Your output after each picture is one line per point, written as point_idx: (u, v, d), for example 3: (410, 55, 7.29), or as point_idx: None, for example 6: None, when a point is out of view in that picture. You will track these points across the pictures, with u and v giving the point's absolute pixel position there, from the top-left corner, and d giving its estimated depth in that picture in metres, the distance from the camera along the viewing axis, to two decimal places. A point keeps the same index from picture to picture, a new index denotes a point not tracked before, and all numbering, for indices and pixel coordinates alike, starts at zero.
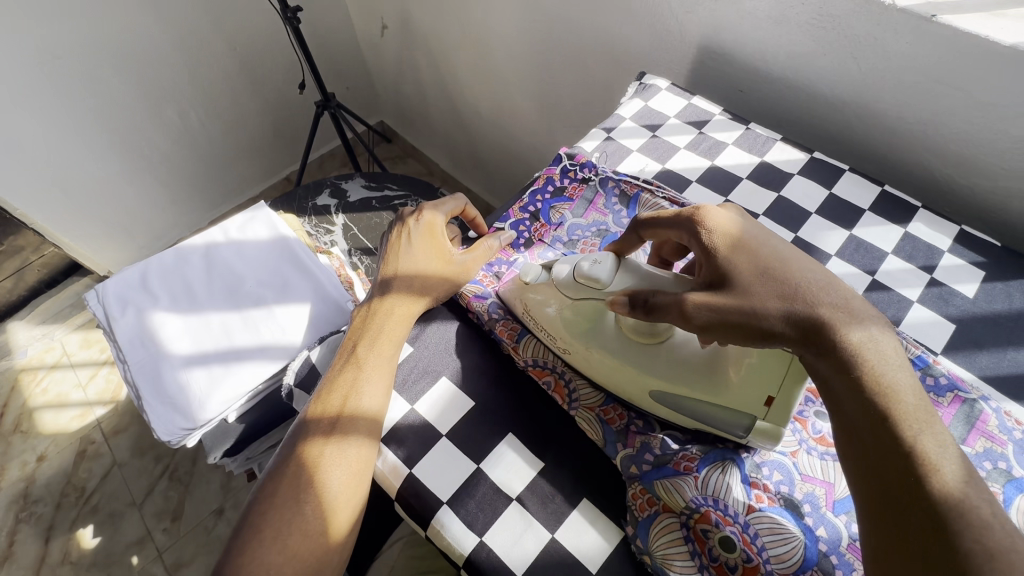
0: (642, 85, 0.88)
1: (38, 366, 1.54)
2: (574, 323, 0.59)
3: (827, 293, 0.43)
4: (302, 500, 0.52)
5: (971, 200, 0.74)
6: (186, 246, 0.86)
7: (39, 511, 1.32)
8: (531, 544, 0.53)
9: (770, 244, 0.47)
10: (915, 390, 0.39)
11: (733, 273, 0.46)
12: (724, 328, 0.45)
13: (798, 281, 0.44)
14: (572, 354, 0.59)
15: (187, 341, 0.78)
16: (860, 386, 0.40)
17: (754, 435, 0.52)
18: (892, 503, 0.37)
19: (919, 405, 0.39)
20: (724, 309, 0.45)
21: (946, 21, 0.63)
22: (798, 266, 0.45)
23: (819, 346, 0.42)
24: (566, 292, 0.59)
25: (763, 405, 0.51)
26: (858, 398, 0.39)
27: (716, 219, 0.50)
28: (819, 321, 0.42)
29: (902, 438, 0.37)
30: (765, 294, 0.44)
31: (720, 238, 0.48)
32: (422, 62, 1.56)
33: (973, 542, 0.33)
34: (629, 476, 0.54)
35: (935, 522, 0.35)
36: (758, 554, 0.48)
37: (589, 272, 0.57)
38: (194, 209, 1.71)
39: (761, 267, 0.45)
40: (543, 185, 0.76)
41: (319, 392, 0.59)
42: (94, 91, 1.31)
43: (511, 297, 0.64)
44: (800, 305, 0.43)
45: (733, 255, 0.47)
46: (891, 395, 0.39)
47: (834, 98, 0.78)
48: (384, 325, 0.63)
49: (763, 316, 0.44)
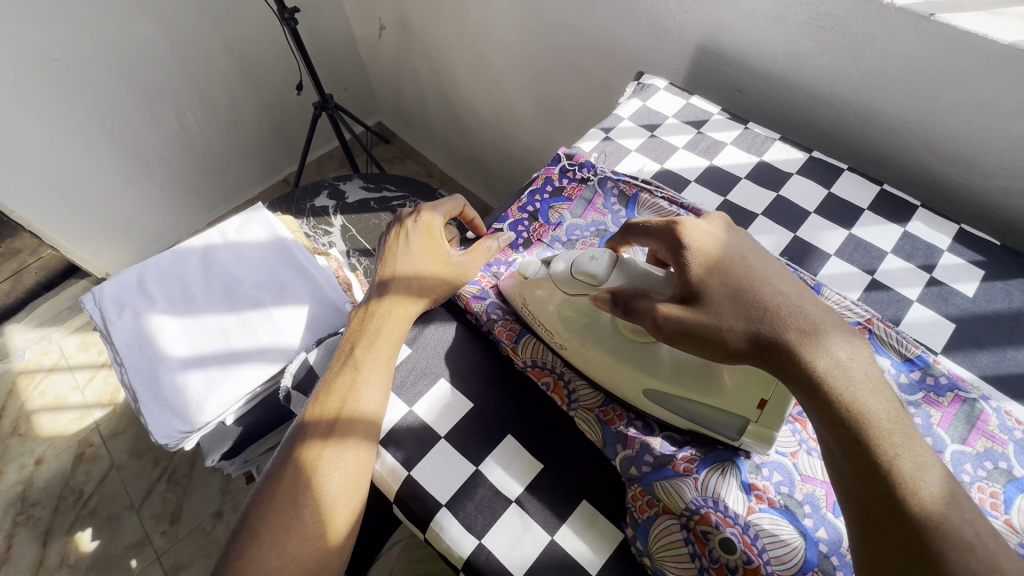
0: (640, 85, 0.87)
1: (36, 369, 1.53)
2: (571, 320, 0.59)
3: (796, 316, 0.43)
4: (300, 504, 0.52)
5: (969, 199, 0.74)
6: (183, 248, 0.86)
7: (37, 515, 1.32)
8: (530, 547, 0.53)
9: (744, 264, 0.46)
10: (889, 413, 0.39)
11: (705, 291, 0.45)
12: (690, 342, 0.46)
13: (768, 303, 0.44)
14: (569, 350, 0.59)
15: (184, 343, 0.78)
16: (833, 413, 0.40)
17: (747, 437, 0.51)
18: (874, 530, 0.37)
19: (894, 427, 0.39)
20: (691, 324, 0.45)
21: (945, 20, 0.63)
22: (770, 287, 0.44)
23: (781, 368, 0.42)
24: (565, 287, 0.58)
25: (756, 408, 0.51)
26: (832, 426, 0.40)
27: (694, 234, 0.48)
28: (783, 344, 0.42)
29: (879, 464, 0.37)
30: (731, 315, 0.44)
31: (696, 255, 0.47)
32: (420, 63, 1.56)
33: (958, 565, 0.34)
34: (628, 478, 0.53)
35: (917, 547, 0.35)
36: (758, 555, 0.48)
37: (586, 267, 0.55)
38: (192, 210, 1.71)
39: (731, 287, 0.45)
40: (541, 185, 0.76)
41: (318, 395, 0.58)
42: (91, 94, 1.31)
43: (511, 292, 0.64)
44: (767, 326, 0.43)
45: (707, 273, 0.46)
46: (866, 420, 0.39)
47: (832, 98, 0.78)
48: (382, 326, 0.62)
49: (728, 334, 0.44)
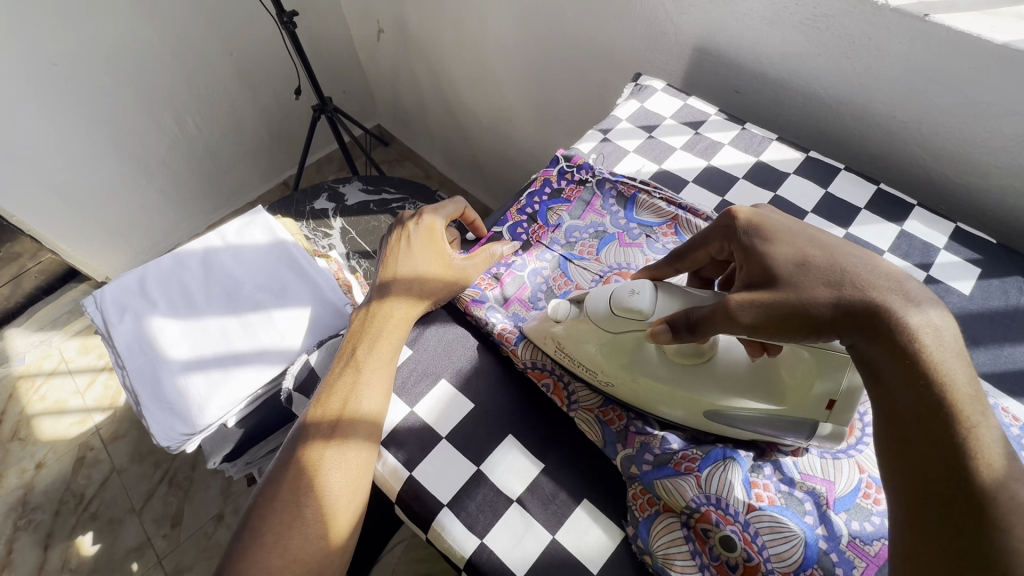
0: (637, 87, 0.88)
1: (36, 373, 1.53)
2: (614, 354, 0.56)
3: (876, 277, 0.43)
4: (302, 503, 0.52)
5: (966, 198, 0.74)
6: (183, 251, 0.86)
7: (38, 519, 1.32)
8: (531, 546, 0.53)
9: (807, 236, 0.47)
10: (971, 381, 0.38)
11: (777, 264, 0.46)
12: (774, 323, 0.44)
13: (843, 267, 0.44)
14: (616, 385, 0.57)
15: (185, 346, 0.78)
16: (912, 373, 0.38)
17: (817, 436, 0.53)
18: (928, 494, 0.36)
19: (974, 394, 0.37)
20: (771, 302, 0.44)
21: (940, 20, 0.63)
22: (843, 253, 0.45)
23: (872, 330, 0.40)
24: (609, 326, 0.55)
25: (825, 409, 0.51)
26: (913, 389, 0.38)
27: (750, 218, 0.51)
28: (873, 304, 0.41)
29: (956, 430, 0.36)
30: (811, 284, 0.44)
31: (761, 238, 0.49)
32: (418, 65, 1.57)
33: (1017, 541, 0.33)
34: (629, 477, 0.54)
35: (975, 512, 0.34)
36: (758, 553, 0.48)
37: (630, 303, 0.52)
38: (191, 214, 1.71)
39: (802, 258, 0.45)
40: (540, 187, 0.77)
41: (319, 396, 0.59)
42: (91, 98, 1.31)
43: (538, 335, 0.60)
44: (851, 289, 0.42)
45: (775, 247, 0.47)
46: (942, 384, 0.37)
47: (829, 98, 0.78)
48: (382, 329, 0.63)
49: (810, 302, 0.43)
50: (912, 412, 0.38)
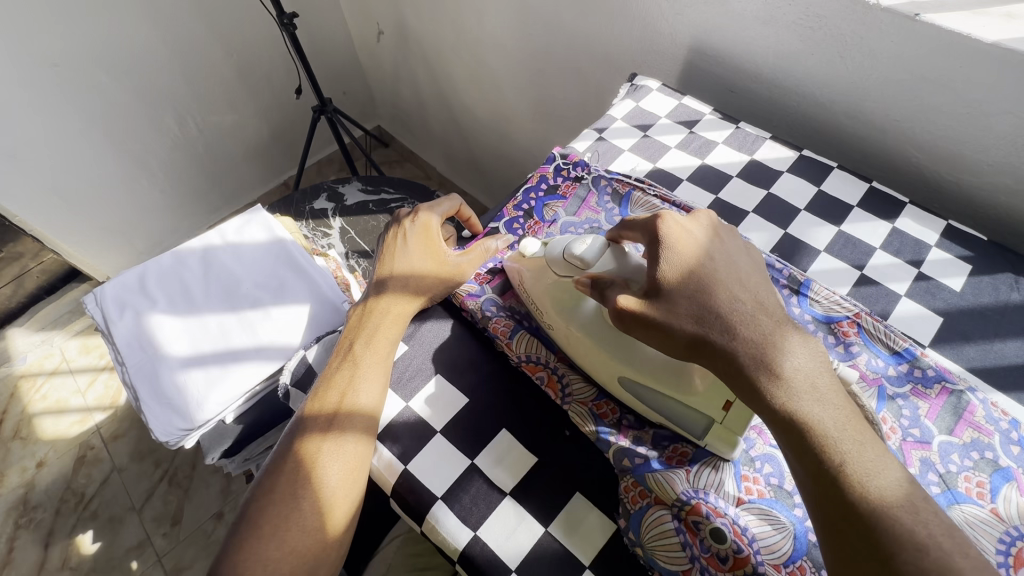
0: (633, 87, 0.89)
1: (37, 373, 1.54)
2: (562, 295, 0.59)
3: (746, 326, 0.43)
4: (298, 495, 0.53)
5: (959, 196, 0.74)
6: (183, 249, 0.86)
7: (38, 517, 1.33)
8: (524, 539, 0.54)
9: (707, 270, 0.46)
10: (837, 422, 0.40)
11: (663, 284, 0.46)
12: (640, 330, 0.47)
13: (720, 306, 0.45)
14: (554, 329, 0.61)
15: (185, 342, 0.79)
16: (787, 428, 0.41)
17: (709, 438, 0.52)
18: (839, 549, 0.37)
19: (837, 436, 0.39)
20: (642, 313, 0.46)
21: (930, 19, 0.64)
22: (727, 294, 0.45)
23: (726, 370, 0.44)
24: (555, 269, 0.59)
25: (721, 409, 0.51)
26: (783, 432, 0.41)
27: (671, 236, 0.49)
28: (729, 350, 0.43)
29: (828, 466, 0.39)
30: (685, 316, 0.45)
31: (669, 257, 0.47)
32: (418, 66, 1.57)
33: (909, 565, 0.35)
34: (621, 469, 0.54)
35: (876, 553, 0.36)
36: (749, 545, 0.48)
37: (576, 250, 0.56)
38: (192, 215, 1.72)
39: (689, 290, 0.46)
40: (536, 184, 0.78)
41: (316, 390, 0.59)
42: (92, 100, 1.32)
43: (510, 268, 0.65)
44: (718, 331, 0.44)
45: (669, 266, 0.47)
46: (815, 436, 0.40)
47: (822, 98, 0.79)
48: (379, 324, 0.63)
49: (674, 326, 0.45)
50: (803, 468, 0.40)
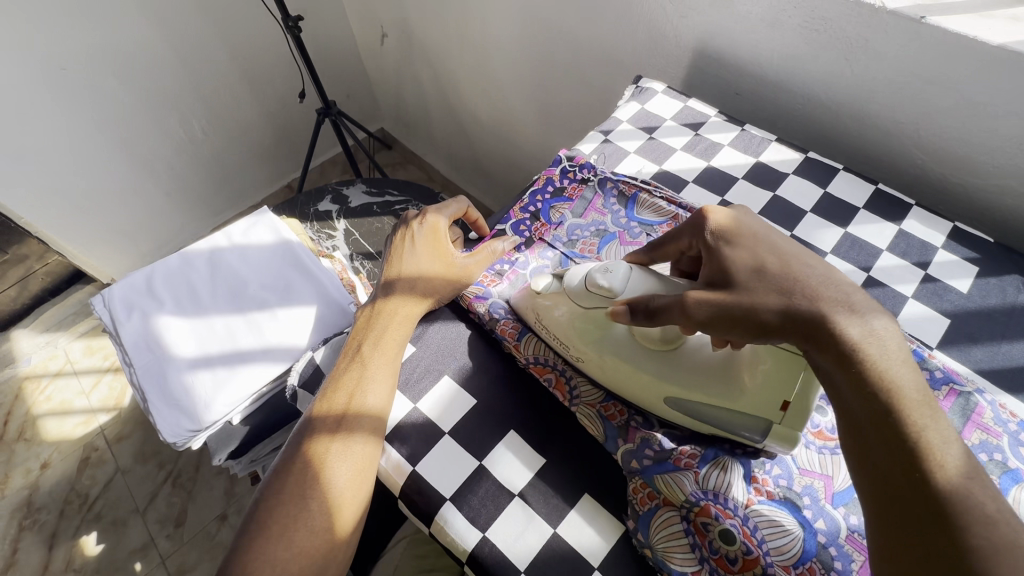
0: (638, 89, 0.89)
1: (41, 374, 1.55)
2: (587, 331, 0.59)
3: (825, 288, 0.44)
4: (307, 496, 0.53)
5: (965, 198, 0.75)
6: (190, 251, 0.87)
7: (42, 519, 1.33)
8: (533, 540, 0.54)
9: (770, 241, 0.48)
10: (919, 387, 0.39)
11: (733, 264, 0.48)
12: (725, 324, 0.46)
13: (797, 277, 0.45)
14: (586, 360, 0.59)
15: (192, 343, 0.79)
16: (864, 383, 0.39)
17: (771, 439, 0.51)
18: (903, 514, 0.36)
19: (921, 401, 0.38)
20: (724, 304, 0.46)
21: (936, 22, 0.64)
22: (799, 263, 0.46)
23: (816, 340, 0.42)
24: (581, 301, 0.59)
25: (778, 410, 0.51)
26: (862, 393, 0.39)
27: (718, 217, 0.52)
28: (819, 315, 0.43)
29: (906, 432, 0.37)
30: (764, 290, 0.45)
31: (727, 237, 0.50)
32: (422, 69, 1.58)
33: (982, 539, 0.33)
34: (629, 471, 0.54)
35: (939, 521, 0.34)
36: (758, 546, 0.49)
37: (602, 280, 0.56)
38: (196, 217, 1.73)
39: (758, 265, 0.47)
40: (543, 185, 0.78)
41: (324, 391, 0.60)
42: (98, 102, 1.33)
43: (524, 307, 0.63)
44: (802, 299, 0.44)
45: (735, 251, 0.49)
46: (895, 396, 0.38)
47: (828, 100, 0.79)
48: (387, 326, 0.64)
49: (759, 307, 0.45)
50: (877, 429, 0.38)
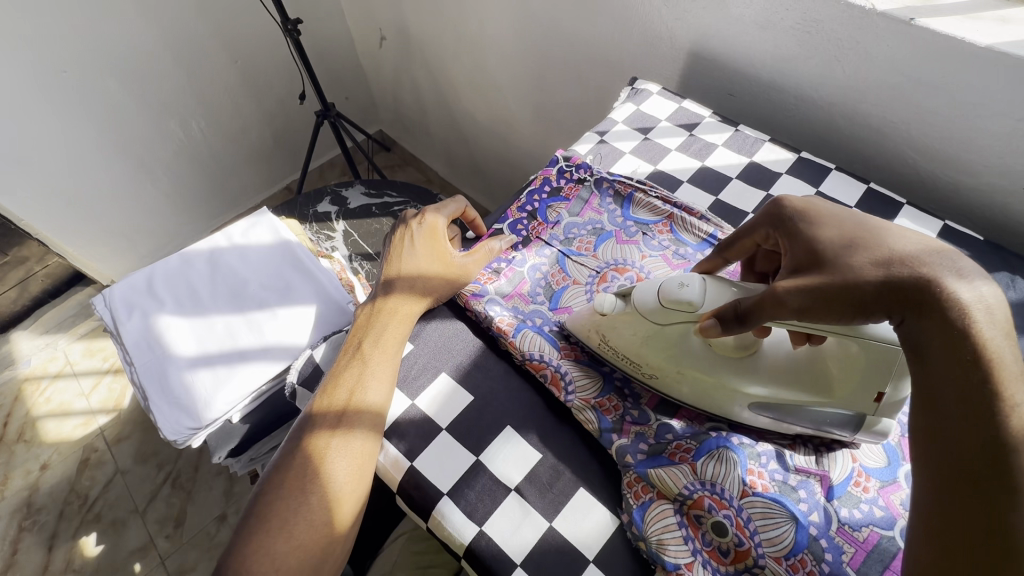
0: (634, 91, 0.90)
1: (41, 376, 1.55)
2: (659, 346, 0.56)
3: (925, 253, 0.42)
4: (307, 490, 0.53)
5: (955, 197, 0.76)
6: (191, 251, 0.88)
7: (42, 520, 1.33)
8: (529, 534, 0.54)
9: (855, 219, 0.47)
10: (1019, 361, 0.37)
11: (823, 244, 0.46)
12: (825, 306, 0.43)
13: (890, 247, 0.43)
14: (660, 377, 0.58)
15: (192, 342, 0.80)
16: (959, 352, 0.37)
17: (862, 432, 0.53)
18: (963, 484, 0.36)
19: (1018, 374, 0.36)
20: (819, 284, 0.43)
21: (924, 24, 0.65)
22: (892, 235, 0.44)
23: (919, 305, 0.39)
24: (656, 318, 0.55)
25: (873, 402, 0.51)
26: (957, 361, 0.37)
27: (794, 205, 0.52)
28: (921, 278, 0.40)
29: (995, 406, 0.35)
30: (860, 263, 0.43)
31: (811, 222, 0.49)
32: (419, 71, 1.59)
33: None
34: (623, 466, 0.55)
35: (1006, 492, 0.34)
36: (750, 538, 0.50)
37: (677, 295, 0.53)
38: (195, 219, 1.74)
39: (849, 240, 0.45)
40: (539, 186, 0.79)
41: (325, 387, 0.60)
42: (99, 104, 1.34)
43: (586, 328, 0.61)
44: (900, 265, 0.41)
45: (821, 232, 0.48)
46: (991, 367, 0.36)
47: (821, 100, 0.80)
48: (387, 324, 0.64)
49: (856, 280, 0.42)
50: (960, 400, 0.37)
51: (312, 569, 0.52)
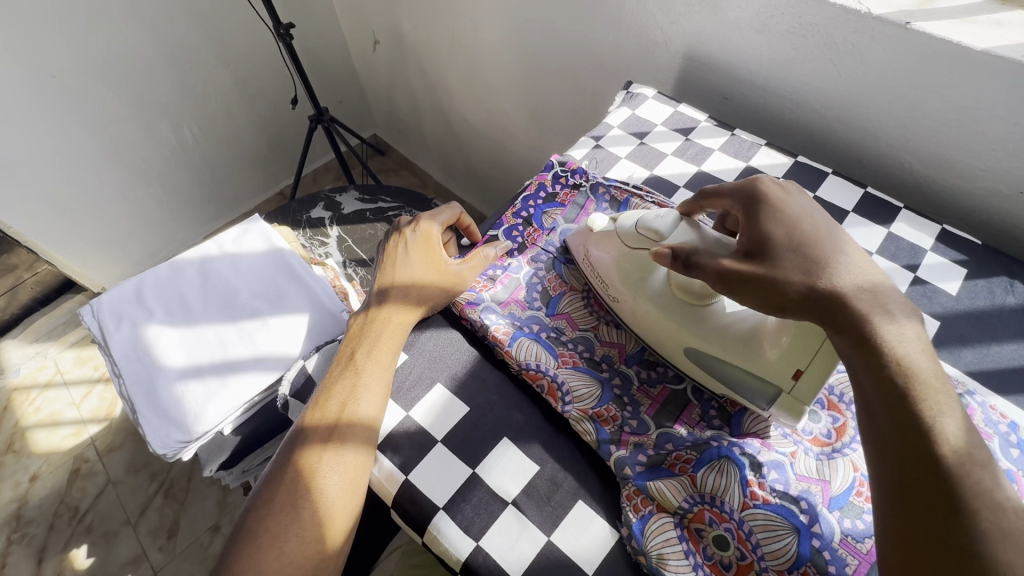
0: (629, 95, 0.90)
1: (31, 385, 1.53)
2: (630, 272, 0.62)
3: (852, 278, 0.44)
4: (299, 506, 0.53)
5: (952, 201, 0.75)
6: (180, 259, 0.86)
7: (32, 532, 1.31)
8: (526, 548, 0.53)
9: (813, 223, 0.48)
10: (936, 373, 0.39)
11: (770, 245, 0.47)
12: (752, 293, 0.47)
13: (831, 263, 0.45)
14: (621, 302, 0.63)
15: (182, 353, 0.79)
16: (878, 366, 0.40)
17: (777, 407, 0.54)
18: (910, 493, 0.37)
19: (939, 386, 0.39)
20: (751, 274, 0.47)
21: (921, 28, 0.65)
22: (835, 248, 0.46)
23: (837, 322, 0.43)
24: (628, 241, 0.62)
25: (791, 379, 0.52)
26: (879, 378, 0.40)
27: (769, 194, 0.50)
28: (839, 296, 0.43)
29: (921, 417, 0.38)
30: (791, 267, 0.45)
31: (773, 215, 0.49)
32: (414, 75, 1.58)
33: (990, 524, 0.34)
34: (622, 478, 0.55)
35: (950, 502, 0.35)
36: (752, 551, 0.50)
37: (652, 224, 0.59)
38: (187, 225, 1.72)
39: (796, 243, 0.47)
40: (534, 191, 0.78)
41: (318, 399, 0.60)
42: (89, 110, 1.32)
43: (578, 244, 0.68)
44: (826, 280, 0.44)
45: (776, 228, 0.48)
46: (911, 380, 0.39)
47: (817, 104, 0.79)
48: (381, 333, 0.64)
49: (783, 282, 0.45)
50: (892, 416, 0.38)
51: None
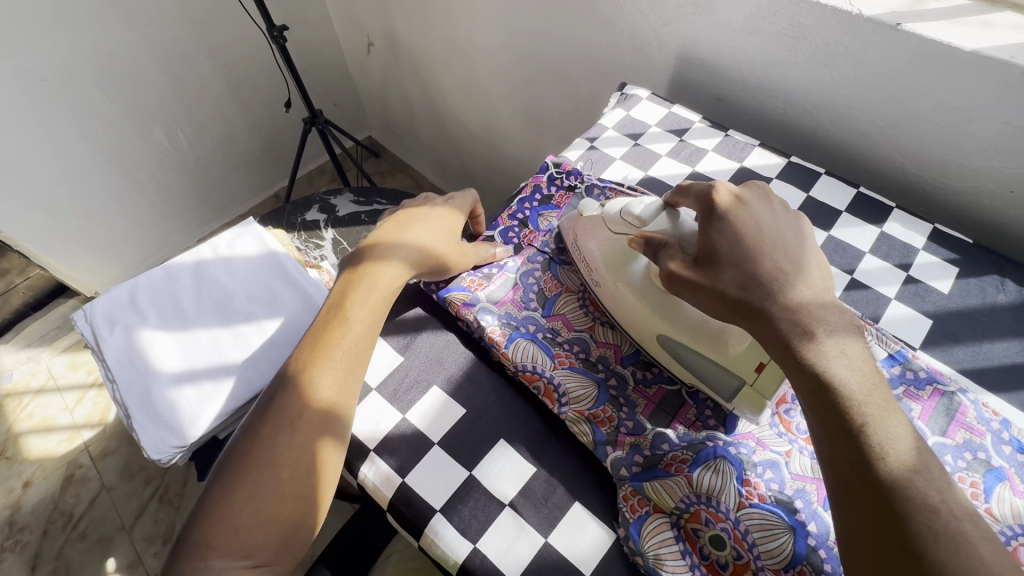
0: (622, 96, 0.90)
1: (24, 391, 1.52)
2: (614, 256, 0.63)
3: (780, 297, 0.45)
4: (277, 462, 0.49)
5: (944, 201, 0.76)
6: (174, 263, 0.86)
7: (25, 539, 1.30)
8: (524, 550, 0.53)
9: (756, 238, 0.48)
10: (862, 387, 0.41)
11: (709, 259, 0.49)
12: (692, 295, 0.50)
13: (763, 280, 0.46)
14: (603, 286, 0.64)
15: (177, 358, 0.78)
16: (808, 382, 0.42)
17: (738, 400, 0.55)
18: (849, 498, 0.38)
19: (866, 397, 0.40)
20: (691, 281, 0.49)
21: (912, 29, 0.65)
22: (770, 263, 0.47)
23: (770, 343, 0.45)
24: (613, 225, 0.64)
25: (755, 371, 0.53)
26: (810, 394, 0.42)
27: (722, 206, 0.51)
28: (768, 312, 0.45)
29: (851, 426, 0.39)
30: (728, 281, 0.47)
31: (719, 229, 0.50)
32: (408, 77, 1.58)
33: (921, 524, 0.35)
34: (618, 478, 0.55)
35: (886, 506, 0.36)
36: (748, 551, 0.50)
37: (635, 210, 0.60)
38: (181, 228, 1.71)
39: (736, 259, 0.48)
40: (530, 193, 0.78)
41: (303, 347, 0.56)
42: (82, 113, 1.32)
43: (568, 228, 0.69)
44: (756, 296, 0.46)
45: (723, 241, 0.49)
46: (840, 394, 0.41)
47: (810, 105, 0.80)
48: (375, 285, 0.61)
49: (716, 292, 0.48)
50: (827, 429, 0.40)
51: (280, 545, 0.48)
